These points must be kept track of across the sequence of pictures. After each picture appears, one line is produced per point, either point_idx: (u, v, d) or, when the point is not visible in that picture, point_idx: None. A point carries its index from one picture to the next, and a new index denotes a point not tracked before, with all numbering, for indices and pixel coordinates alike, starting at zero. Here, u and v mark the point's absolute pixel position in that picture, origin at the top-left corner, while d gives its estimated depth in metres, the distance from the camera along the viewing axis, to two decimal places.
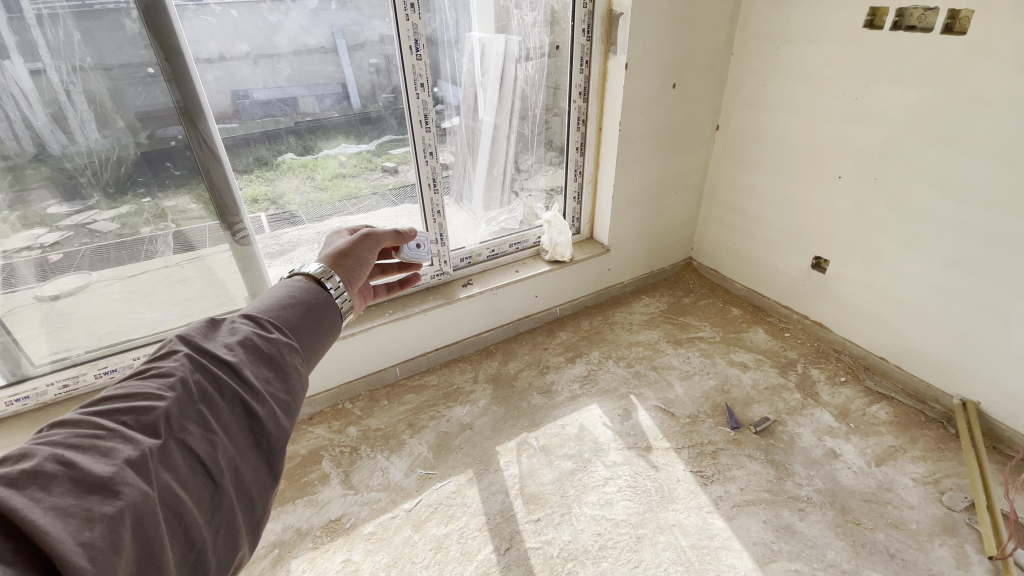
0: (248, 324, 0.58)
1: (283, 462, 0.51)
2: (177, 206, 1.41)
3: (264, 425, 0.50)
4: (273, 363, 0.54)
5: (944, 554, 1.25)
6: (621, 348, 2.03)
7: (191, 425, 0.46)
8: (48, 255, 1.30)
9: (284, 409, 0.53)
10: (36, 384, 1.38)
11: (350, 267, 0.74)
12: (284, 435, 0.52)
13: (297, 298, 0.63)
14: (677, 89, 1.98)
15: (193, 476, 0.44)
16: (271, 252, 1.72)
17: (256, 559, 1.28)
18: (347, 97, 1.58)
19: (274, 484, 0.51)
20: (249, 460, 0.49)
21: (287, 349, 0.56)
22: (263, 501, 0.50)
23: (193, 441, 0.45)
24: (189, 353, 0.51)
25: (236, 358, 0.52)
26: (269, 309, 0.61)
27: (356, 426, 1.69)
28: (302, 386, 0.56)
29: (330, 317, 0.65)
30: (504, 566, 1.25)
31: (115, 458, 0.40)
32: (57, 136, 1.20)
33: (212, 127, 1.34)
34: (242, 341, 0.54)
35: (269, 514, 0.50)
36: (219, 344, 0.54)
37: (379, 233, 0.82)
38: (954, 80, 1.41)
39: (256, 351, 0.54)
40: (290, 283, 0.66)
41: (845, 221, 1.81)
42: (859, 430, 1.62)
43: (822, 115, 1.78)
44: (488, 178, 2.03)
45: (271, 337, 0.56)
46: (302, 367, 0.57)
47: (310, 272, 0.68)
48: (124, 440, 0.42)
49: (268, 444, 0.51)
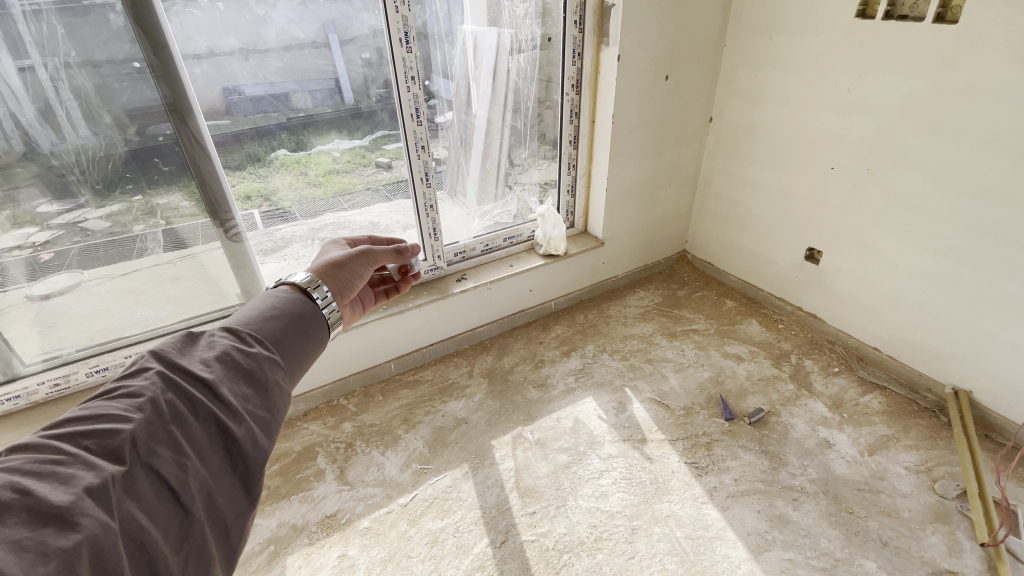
0: (227, 337, 0.57)
1: (260, 484, 0.50)
2: (169, 203, 1.40)
3: (240, 445, 0.49)
4: (253, 379, 0.54)
5: (936, 541, 1.26)
6: (616, 341, 2.04)
7: (161, 448, 0.44)
8: (38, 255, 1.29)
9: (263, 427, 0.52)
10: (27, 383, 1.36)
11: (341, 277, 0.77)
12: (262, 455, 0.51)
13: (280, 310, 0.63)
14: (670, 81, 1.97)
15: (161, 502, 0.42)
16: (264, 249, 1.71)
17: (251, 556, 1.28)
18: (340, 91, 1.56)
19: (251, 508, 0.49)
20: (224, 484, 0.48)
21: (268, 364, 0.56)
22: (239, 527, 0.48)
23: (161, 465, 0.43)
24: (161, 371, 0.50)
25: (213, 374, 0.52)
26: (251, 321, 0.61)
27: (351, 422, 1.69)
28: (282, 403, 0.55)
29: (314, 328, 0.65)
30: (501, 559, 1.25)
31: (74, 486, 0.38)
32: (46, 132, 1.19)
33: (201, 123, 1.32)
34: (219, 357, 0.54)
35: (246, 541, 0.49)
36: (195, 359, 0.53)
37: (378, 252, 0.86)
38: (948, 69, 1.40)
39: (234, 367, 0.54)
40: (275, 293, 0.66)
41: (839, 212, 1.81)
42: (852, 419, 1.63)
43: (815, 106, 1.77)
44: (482, 172, 2.02)
45: (251, 352, 0.56)
46: (283, 382, 0.57)
47: (296, 281, 0.69)
48: (85, 466, 0.40)
49: (245, 464, 0.49)
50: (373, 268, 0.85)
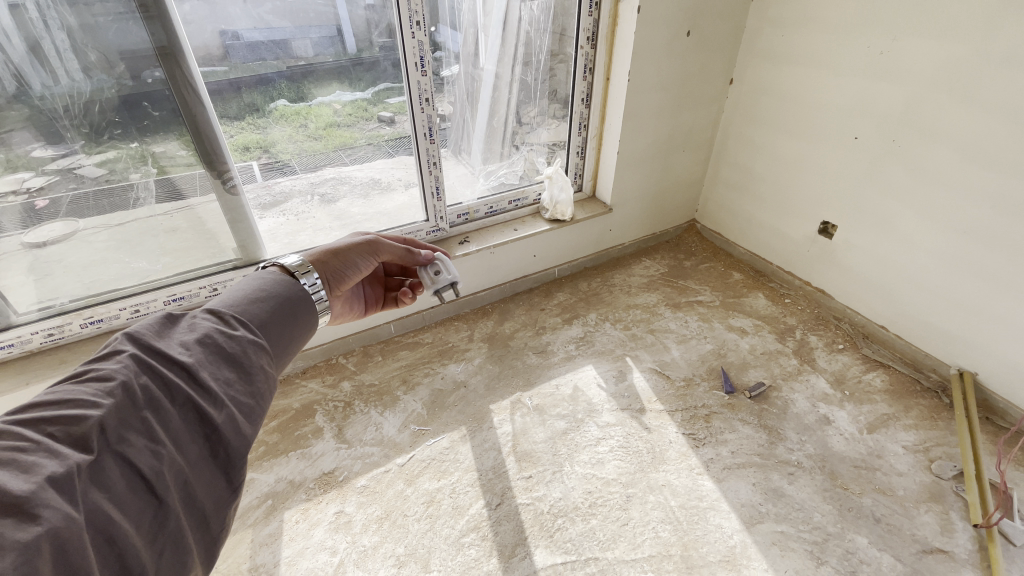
0: (210, 320, 0.54)
1: (243, 473, 0.48)
2: (166, 151, 1.34)
3: (220, 433, 0.46)
4: (235, 363, 0.51)
5: (929, 520, 1.27)
6: (619, 310, 2.01)
7: (134, 435, 0.42)
8: (34, 201, 1.25)
9: (246, 413, 0.49)
10: (21, 332, 1.32)
11: (335, 266, 0.76)
12: (245, 442, 0.48)
13: (267, 293, 0.61)
14: (691, 38, 1.85)
15: (132, 493, 0.40)
16: (262, 203, 1.67)
17: (250, 509, 1.30)
18: (341, 38, 1.47)
19: (233, 498, 0.47)
20: (203, 472, 0.45)
21: (252, 349, 0.53)
22: (218, 518, 0.46)
23: (133, 453, 0.41)
24: (135, 354, 0.47)
25: (192, 358, 0.49)
26: (235, 304, 0.58)
27: (350, 381, 1.69)
28: (267, 389, 0.53)
29: (302, 311, 0.63)
30: (495, 520, 1.27)
31: (37, 474, 0.36)
32: (39, 73, 1.12)
33: (192, 67, 1.25)
34: (200, 341, 0.51)
35: (227, 532, 0.46)
36: (174, 343, 0.50)
37: (382, 245, 0.85)
38: (991, 35, 1.30)
39: (216, 351, 0.51)
40: (263, 275, 0.64)
41: (860, 185, 1.74)
42: (853, 396, 1.62)
43: (845, 71, 1.67)
44: (488, 129, 1.91)
45: (234, 336, 0.53)
46: (268, 366, 0.54)
47: (285, 264, 0.67)
48: (49, 454, 0.38)
49: (226, 453, 0.47)
50: (376, 261, 0.85)
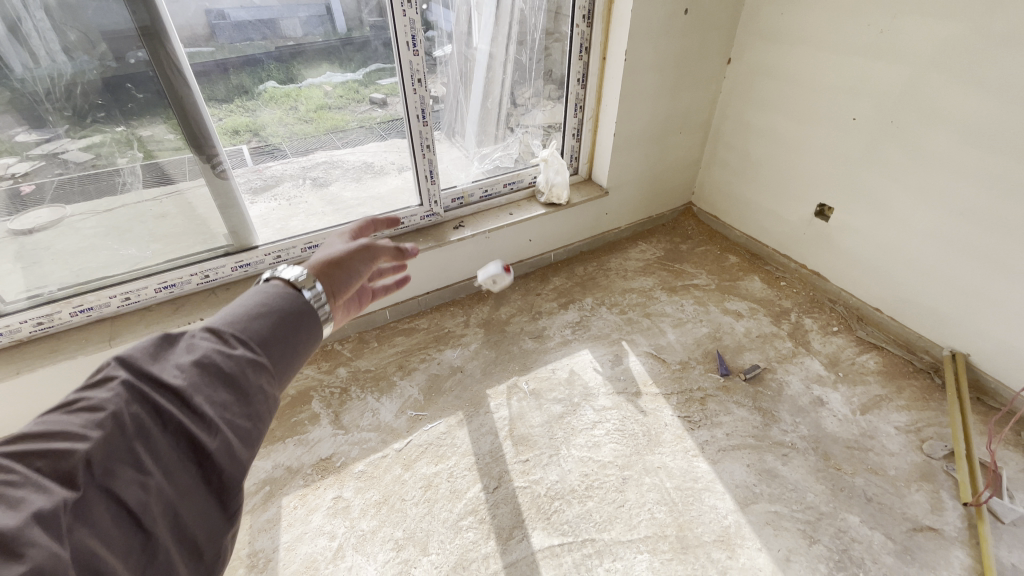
0: (208, 338, 0.52)
1: (239, 499, 0.47)
2: (153, 135, 1.30)
3: (214, 461, 0.45)
4: (232, 385, 0.49)
5: (919, 499, 1.29)
6: (615, 294, 2.01)
7: (122, 468, 0.41)
8: (19, 186, 1.22)
9: (243, 438, 0.47)
10: (9, 321, 1.30)
11: (337, 277, 0.66)
12: (240, 468, 0.47)
13: (269, 307, 0.57)
14: (689, 16, 1.82)
15: (120, 529, 0.40)
16: (253, 188, 1.61)
17: (247, 495, 1.30)
18: (331, 17, 1.42)
19: (228, 525, 0.46)
20: (196, 501, 0.44)
21: (252, 368, 0.50)
22: (213, 545, 0.45)
23: (121, 488, 0.40)
24: (126, 380, 0.45)
25: (186, 382, 0.46)
26: (236, 318, 0.55)
27: (345, 367, 1.68)
28: (266, 410, 0.50)
29: (306, 323, 0.58)
30: (493, 504, 1.28)
31: (23, 510, 0.36)
32: (19, 54, 1.08)
33: (177, 47, 1.21)
34: (196, 362, 0.48)
35: (223, 557, 0.46)
36: (169, 365, 0.48)
37: (380, 246, 0.72)
38: (992, 13, 1.28)
39: (213, 372, 0.48)
40: (267, 287, 0.60)
41: (858, 167, 1.72)
42: (847, 378, 1.63)
43: (844, 50, 1.64)
44: (482, 111, 1.87)
45: (232, 356, 0.50)
46: (268, 387, 0.52)
47: (288, 278, 0.61)
48: (36, 490, 0.38)
49: (220, 480, 0.45)
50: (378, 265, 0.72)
